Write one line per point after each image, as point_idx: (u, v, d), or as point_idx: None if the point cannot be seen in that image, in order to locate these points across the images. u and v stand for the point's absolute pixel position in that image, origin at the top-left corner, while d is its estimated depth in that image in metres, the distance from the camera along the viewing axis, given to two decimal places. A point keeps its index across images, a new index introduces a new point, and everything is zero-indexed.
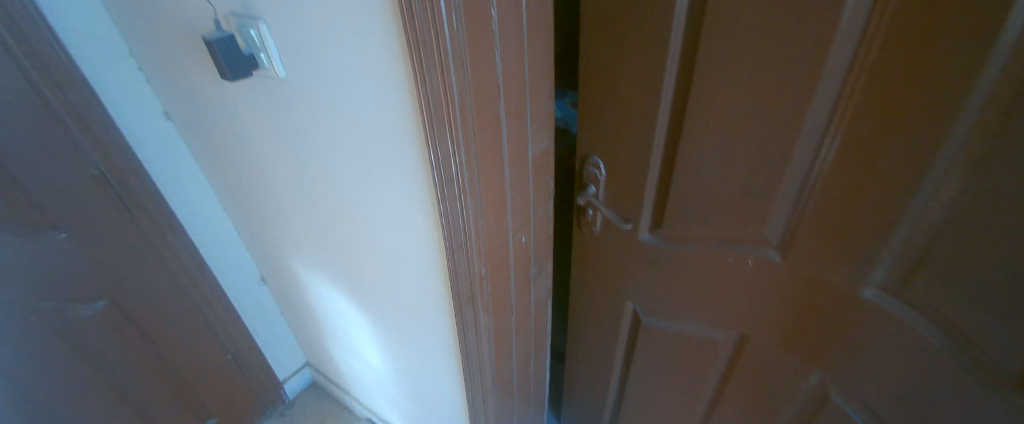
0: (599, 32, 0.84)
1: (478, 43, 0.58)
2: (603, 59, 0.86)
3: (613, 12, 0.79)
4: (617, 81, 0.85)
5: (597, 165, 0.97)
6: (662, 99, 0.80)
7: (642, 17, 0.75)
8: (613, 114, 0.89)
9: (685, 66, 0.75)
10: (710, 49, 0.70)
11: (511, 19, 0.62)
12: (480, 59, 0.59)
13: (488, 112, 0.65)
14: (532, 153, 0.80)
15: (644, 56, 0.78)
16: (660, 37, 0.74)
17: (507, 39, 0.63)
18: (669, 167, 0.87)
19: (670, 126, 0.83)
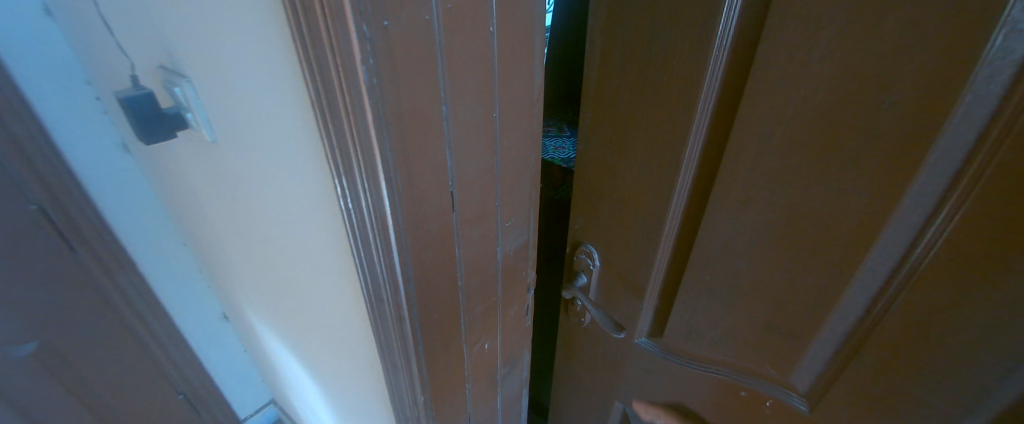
0: (602, 112, 0.68)
1: (423, 154, 0.44)
2: (603, 143, 0.70)
3: (619, 91, 0.63)
4: (619, 169, 0.69)
5: (590, 255, 0.82)
6: (671, 205, 0.63)
7: (656, 107, 0.59)
8: (613, 205, 0.73)
9: (704, 174, 0.58)
10: (738, 161, 0.53)
11: (475, 117, 0.48)
12: (427, 172, 0.45)
13: (437, 227, 0.50)
14: (500, 256, 0.64)
15: (653, 151, 0.62)
16: (674, 135, 0.58)
17: (471, 139, 0.49)
18: (676, 280, 0.70)
19: (681, 233, 0.66)
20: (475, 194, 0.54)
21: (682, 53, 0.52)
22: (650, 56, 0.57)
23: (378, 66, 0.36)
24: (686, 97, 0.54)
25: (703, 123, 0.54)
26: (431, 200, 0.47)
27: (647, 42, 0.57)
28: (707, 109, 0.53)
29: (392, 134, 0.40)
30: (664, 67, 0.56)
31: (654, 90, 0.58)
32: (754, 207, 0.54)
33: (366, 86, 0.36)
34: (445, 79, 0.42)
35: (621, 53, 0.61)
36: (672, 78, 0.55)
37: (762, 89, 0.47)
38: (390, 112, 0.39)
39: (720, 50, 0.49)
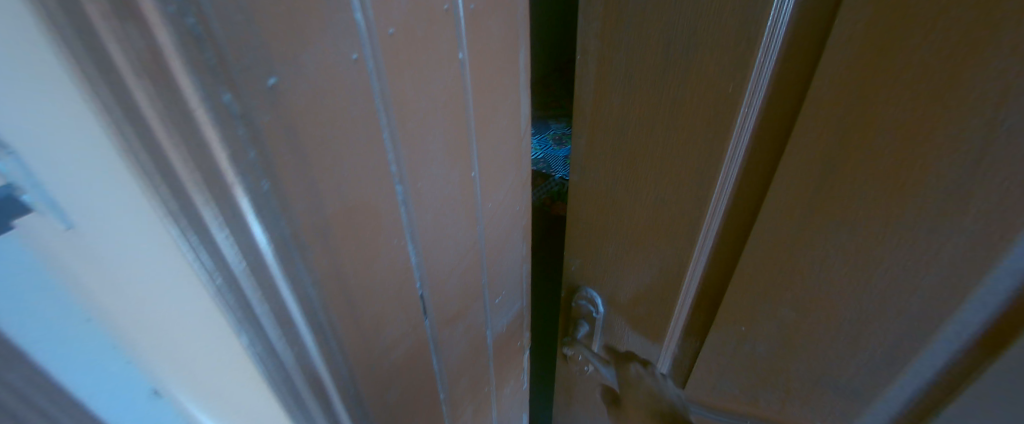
0: (593, 161, 0.44)
1: (373, 268, 0.27)
2: (594, 202, 0.47)
3: (621, 133, 0.40)
4: (608, 235, 0.49)
5: (592, 301, 0.56)
6: (682, 286, 0.45)
7: (661, 161, 0.39)
8: (604, 280, 0.53)
9: (733, 252, 0.40)
10: (790, 249, 0.35)
11: (446, 185, 0.33)
12: (381, 291, 0.29)
13: (408, 346, 0.34)
14: (492, 335, 0.50)
15: (656, 217, 0.43)
16: (691, 201, 0.39)
17: (444, 216, 0.34)
18: (687, 369, 0.52)
19: (702, 288, 0.45)
20: (454, 285, 0.38)
21: (711, 87, 0.33)
22: (668, 88, 0.35)
23: (269, 161, 0.19)
24: (704, 150, 0.36)
25: (729, 185, 0.37)
26: (392, 323, 0.31)
27: (665, 64, 0.34)
28: (734, 167, 0.36)
29: (315, 260, 0.23)
30: (680, 103, 0.35)
31: (663, 137, 0.38)
32: (824, 313, 0.36)
33: (248, 204, 0.19)
34: (396, 145, 0.27)
35: (628, 79, 0.37)
36: (689, 122, 0.35)
37: (816, 147, 0.30)
38: (306, 229, 0.22)
39: (756, 85, 0.31)
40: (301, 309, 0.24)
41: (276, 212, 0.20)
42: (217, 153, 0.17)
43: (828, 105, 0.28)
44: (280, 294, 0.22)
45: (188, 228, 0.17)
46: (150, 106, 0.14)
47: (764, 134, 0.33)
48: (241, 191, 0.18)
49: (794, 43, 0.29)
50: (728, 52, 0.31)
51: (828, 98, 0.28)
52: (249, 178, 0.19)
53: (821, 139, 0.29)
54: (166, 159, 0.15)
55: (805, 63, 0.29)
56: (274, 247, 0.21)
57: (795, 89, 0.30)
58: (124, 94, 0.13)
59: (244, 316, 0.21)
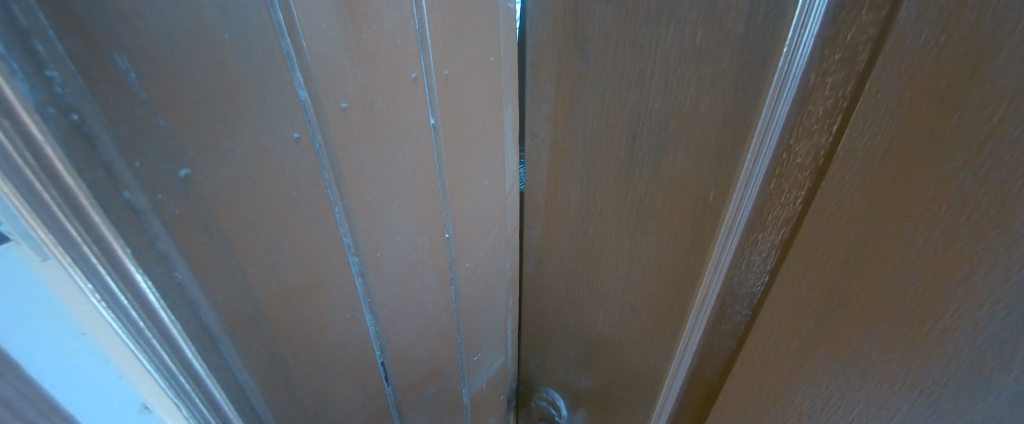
0: (555, 241, 0.47)
1: (319, 345, 0.26)
2: (561, 275, 0.49)
3: (585, 220, 0.42)
4: (587, 304, 0.48)
5: (553, 403, 0.61)
6: (669, 369, 0.43)
7: (648, 245, 0.38)
8: (581, 345, 0.53)
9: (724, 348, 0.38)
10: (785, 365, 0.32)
11: (414, 251, 0.31)
12: (329, 368, 0.27)
13: (365, 416, 0.33)
14: (469, 394, 0.48)
15: (632, 294, 0.43)
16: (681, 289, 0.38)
17: (411, 283, 0.32)
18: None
19: (708, 359, 0.40)
20: (424, 351, 0.36)
21: (698, 182, 0.32)
22: (640, 177, 0.35)
23: (187, 253, 0.18)
24: (692, 240, 0.34)
25: (730, 249, 0.33)
26: (342, 398, 0.30)
27: (629, 157, 0.35)
28: (729, 252, 0.33)
29: (245, 347, 0.22)
30: (647, 197, 0.36)
31: (636, 222, 0.38)
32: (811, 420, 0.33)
33: (160, 300, 0.17)
34: (351, 218, 0.25)
35: (586, 171, 0.39)
36: (671, 212, 0.35)
37: (813, 264, 0.28)
38: (232, 317, 0.20)
39: (746, 187, 0.29)
40: (230, 397, 0.22)
41: (194, 305, 0.19)
42: (120, 252, 0.15)
43: (831, 225, 0.26)
44: (203, 379, 0.20)
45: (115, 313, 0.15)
46: (57, 202, 0.13)
47: (759, 239, 0.31)
48: (152, 287, 0.17)
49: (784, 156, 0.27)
50: (706, 153, 0.30)
51: (831, 218, 0.25)
52: (159, 275, 0.17)
53: (821, 256, 0.27)
54: (81, 253, 0.14)
55: (796, 177, 0.27)
56: (193, 342, 0.19)
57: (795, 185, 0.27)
58: (27, 188, 0.12)
59: (180, 390, 0.19)
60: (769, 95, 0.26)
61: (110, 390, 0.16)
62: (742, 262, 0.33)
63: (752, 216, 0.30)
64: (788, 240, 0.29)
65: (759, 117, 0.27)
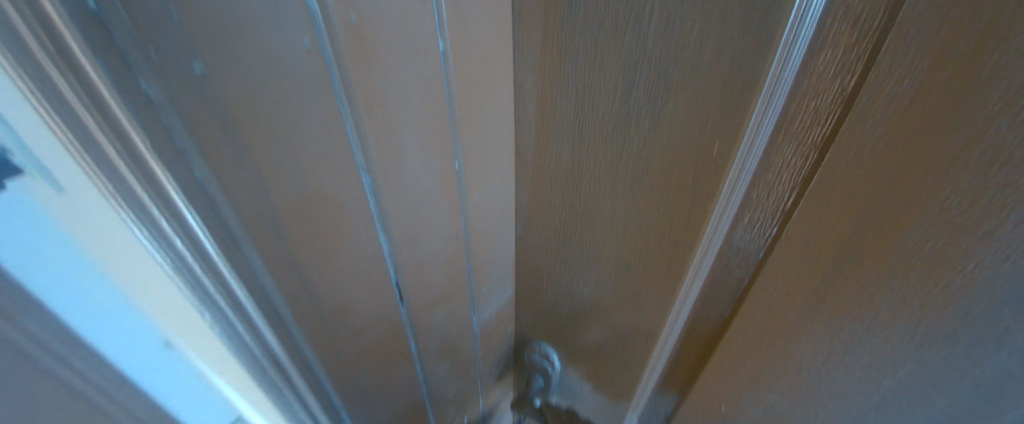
0: (544, 200, 0.46)
1: (336, 257, 0.28)
2: (550, 235, 0.49)
3: (575, 180, 0.42)
4: (578, 261, 0.49)
5: (546, 356, 0.64)
6: (667, 322, 0.45)
7: (649, 201, 0.39)
8: (571, 299, 0.54)
9: (722, 300, 0.39)
10: (783, 316, 0.34)
11: (425, 176, 0.32)
12: (346, 280, 0.30)
13: (381, 330, 0.36)
14: (477, 326, 0.51)
15: (627, 250, 0.44)
16: (684, 241, 0.39)
17: (420, 208, 0.33)
18: (670, 410, 0.51)
19: (711, 302, 0.40)
20: (435, 274, 0.39)
21: (701, 134, 0.32)
22: (639, 134, 0.35)
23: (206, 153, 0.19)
24: (696, 194, 0.35)
25: (740, 191, 0.32)
26: (359, 310, 0.32)
27: (626, 112, 0.35)
28: (739, 194, 0.33)
29: (264, 250, 0.23)
30: (644, 150, 0.36)
31: (633, 172, 0.38)
32: (811, 363, 0.34)
33: (181, 195, 0.18)
34: (363, 136, 0.26)
35: (575, 129, 0.38)
36: (674, 166, 0.35)
37: (824, 222, 0.28)
38: (250, 219, 0.22)
39: (753, 141, 0.29)
40: (252, 296, 0.24)
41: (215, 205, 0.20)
42: (139, 142, 0.16)
43: (842, 179, 0.25)
44: (228, 282, 0.22)
45: (133, 211, 0.17)
46: (73, 93, 0.14)
47: (761, 193, 0.31)
48: (172, 182, 0.18)
49: (795, 109, 0.26)
50: (712, 101, 0.30)
51: (843, 174, 0.25)
52: (180, 172, 0.18)
53: (831, 213, 0.27)
54: (95, 142, 0.15)
55: (816, 111, 0.25)
56: (215, 239, 0.20)
57: (815, 121, 0.25)
58: (44, 79, 0.13)
59: (204, 296, 0.21)
60: (787, 23, 0.24)
61: (127, 328, 0.17)
62: (748, 210, 0.33)
63: (758, 171, 0.30)
64: (796, 196, 0.29)
65: (771, 61, 0.26)
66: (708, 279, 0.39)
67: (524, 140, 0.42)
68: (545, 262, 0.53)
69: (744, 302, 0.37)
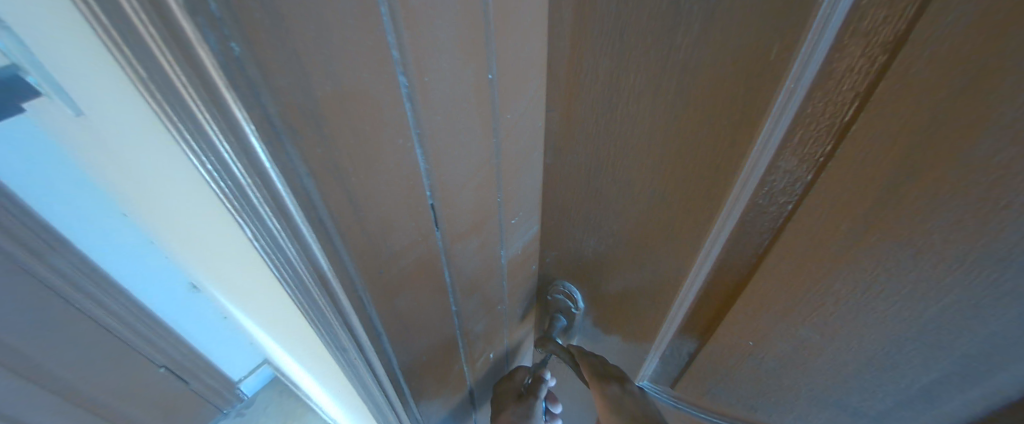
0: (575, 126, 0.44)
1: (376, 169, 0.26)
2: (580, 166, 0.48)
3: (612, 105, 0.40)
4: (611, 196, 0.48)
5: (570, 296, 0.65)
6: (700, 255, 0.45)
7: (691, 125, 0.37)
8: (598, 233, 0.54)
9: (765, 224, 0.39)
10: (834, 232, 0.35)
11: (457, 86, 0.30)
12: (386, 196, 0.28)
13: (419, 254, 0.35)
14: (504, 261, 0.50)
15: (662, 180, 0.42)
16: (727, 166, 0.37)
17: (455, 122, 0.31)
18: (700, 340, 0.53)
19: (751, 222, 0.40)
20: (467, 200, 0.37)
21: (758, 38, 0.29)
22: (687, 46, 0.32)
23: (241, 18, 0.16)
24: (745, 112, 0.33)
25: (796, 101, 0.31)
26: (398, 230, 0.31)
27: (674, 20, 0.31)
28: (794, 105, 0.31)
29: (308, 150, 0.22)
30: (691, 65, 0.33)
31: (676, 89, 0.35)
32: (850, 272, 0.36)
33: (218, 73, 0.17)
34: (398, 28, 0.23)
35: (614, 44, 0.35)
36: (723, 82, 0.32)
37: (887, 130, 0.28)
38: (292, 112, 0.20)
39: (813, 45, 0.27)
40: (297, 202, 0.23)
41: (253, 83, 0.18)
42: (171, 1, 0.14)
43: (916, 82, 0.25)
44: (274, 181, 0.21)
45: (170, 106, 0.17)
46: None
47: (819, 105, 0.30)
48: (211, 57, 0.16)
49: (865, 5, 0.24)
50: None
51: (917, 76, 0.24)
52: (214, 38, 0.16)
53: (898, 120, 0.27)
54: (122, 15, 0.14)
55: (891, 2, 0.23)
56: (257, 128, 0.19)
57: (890, 12, 0.23)
58: None
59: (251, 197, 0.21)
60: None
61: None
62: (804, 120, 0.31)
63: (817, 79, 0.29)
64: (860, 103, 0.28)
65: None
66: (748, 204, 0.39)
67: (559, 54, 0.39)
68: (569, 192, 0.52)
69: (790, 223, 0.37)
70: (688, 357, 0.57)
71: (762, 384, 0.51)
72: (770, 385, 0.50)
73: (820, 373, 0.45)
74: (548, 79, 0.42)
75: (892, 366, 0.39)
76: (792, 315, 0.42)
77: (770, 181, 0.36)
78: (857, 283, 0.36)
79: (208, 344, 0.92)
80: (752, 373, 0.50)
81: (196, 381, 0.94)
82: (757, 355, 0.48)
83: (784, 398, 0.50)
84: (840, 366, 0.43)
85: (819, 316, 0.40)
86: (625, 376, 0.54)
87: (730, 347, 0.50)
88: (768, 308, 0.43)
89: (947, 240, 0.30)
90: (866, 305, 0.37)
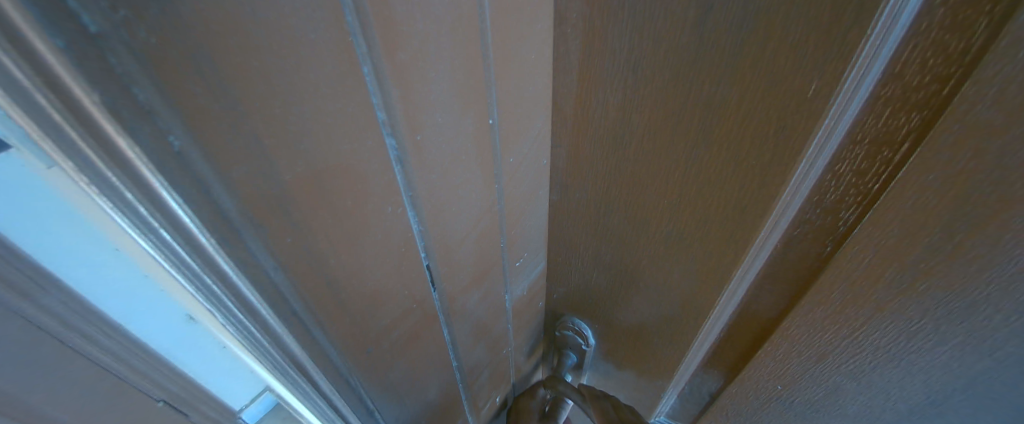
0: (584, 164, 0.41)
1: (362, 242, 0.23)
2: (588, 203, 0.44)
3: (624, 142, 0.36)
4: (627, 234, 0.44)
5: (580, 332, 0.62)
6: (724, 296, 0.42)
7: (714, 166, 0.33)
8: (611, 269, 0.50)
9: (794, 267, 0.36)
10: (875, 280, 0.31)
11: (457, 138, 0.27)
12: (374, 267, 0.25)
13: (417, 315, 0.32)
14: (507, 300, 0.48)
15: (682, 219, 0.39)
16: (753, 209, 0.34)
17: (454, 177, 0.28)
18: (722, 380, 0.49)
19: (784, 267, 0.36)
20: (467, 252, 0.35)
21: (794, 74, 0.25)
22: (709, 84, 0.28)
23: (181, 107, 0.13)
24: (774, 151, 0.30)
25: (834, 141, 0.27)
26: (389, 300, 0.28)
27: (693, 54, 0.28)
28: (831, 147, 0.28)
29: (277, 241, 0.18)
30: (716, 101, 0.29)
31: (700, 125, 0.31)
32: (891, 322, 0.32)
33: (155, 171, 0.13)
34: (388, 90, 0.20)
35: (626, 78, 0.31)
36: (751, 121, 0.29)
37: (944, 174, 0.24)
38: (256, 202, 0.17)
39: (855, 86, 0.24)
40: (264, 297, 0.19)
41: (200, 177, 0.14)
42: (81, 95, 0.11)
43: (979, 123, 0.21)
44: (233, 279, 0.17)
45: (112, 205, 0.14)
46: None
47: (862, 147, 0.27)
48: (141, 155, 0.13)
49: (920, 41, 0.21)
50: (816, 35, 0.23)
51: (982, 115, 0.21)
52: (146, 135, 0.13)
53: (954, 165, 0.24)
54: (39, 107, 0.11)
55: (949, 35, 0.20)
56: (206, 225, 0.15)
57: (946, 48, 0.20)
58: None
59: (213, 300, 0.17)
60: None
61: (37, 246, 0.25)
62: (843, 162, 0.28)
63: (859, 119, 0.25)
64: (912, 146, 0.24)
65: None
66: (777, 247, 0.36)
67: (566, 87, 0.35)
68: (577, 227, 0.48)
69: (824, 270, 0.34)
70: (710, 398, 0.53)
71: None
72: None
73: (852, 419, 0.41)
74: (554, 115, 0.38)
75: (933, 415, 0.36)
76: (825, 361, 0.38)
77: (806, 224, 0.33)
78: (901, 333, 0.33)
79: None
80: (779, 417, 0.47)
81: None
82: (785, 401, 0.44)
83: None
84: (878, 413, 0.39)
85: (854, 366, 0.37)
86: (640, 421, 0.49)
87: (757, 391, 0.46)
88: (799, 353, 0.39)
89: (1004, 292, 0.27)
90: (909, 356, 0.34)
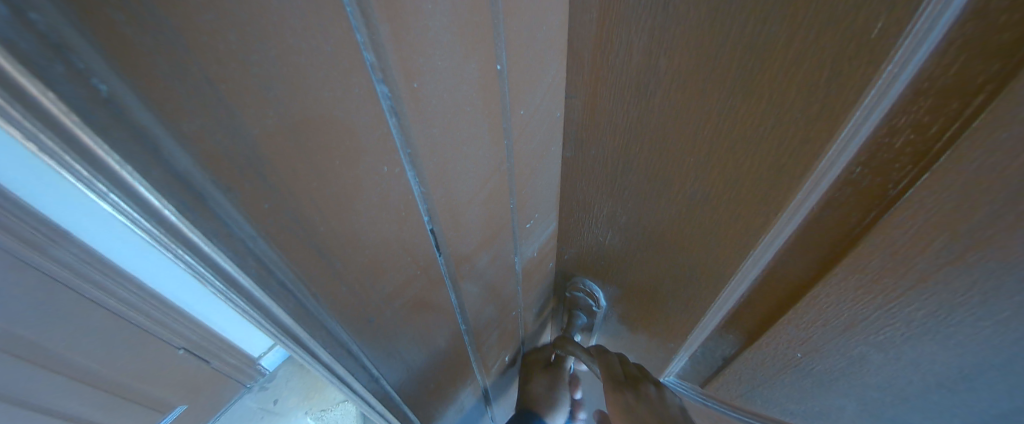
0: (601, 117, 0.37)
1: (356, 207, 0.21)
2: (605, 161, 0.41)
3: (648, 93, 0.32)
4: (646, 197, 0.42)
5: (591, 294, 0.61)
6: (747, 261, 0.39)
7: (752, 119, 0.29)
8: (625, 232, 0.48)
9: (829, 234, 0.33)
10: (921, 250, 0.28)
11: (459, 84, 0.23)
12: (372, 233, 0.23)
13: (422, 279, 0.31)
14: (517, 262, 0.47)
15: (708, 179, 0.36)
16: (793, 167, 0.30)
17: (457, 132, 0.25)
18: (736, 346, 0.48)
19: (817, 232, 0.34)
20: (474, 215, 0.32)
21: (858, 8, 0.21)
22: (757, 23, 0.24)
23: (106, 41, 0.10)
24: (823, 102, 0.26)
25: (893, 90, 0.23)
26: (389, 268, 0.26)
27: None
28: (889, 98, 0.24)
29: (250, 204, 0.17)
30: (756, 46, 0.25)
31: (738, 75, 0.27)
32: (933, 293, 0.30)
33: (85, 126, 0.11)
34: (374, 26, 0.16)
35: (655, 16, 0.27)
36: (799, 67, 0.25)
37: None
38: (219, 163, 0.14)
39: (930, 22, 0.20)
40: (244, 268, 0.18)
41: (141, 129, 0.12)
42: None
43: None
44: (201, 248, 0.16)
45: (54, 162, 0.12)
46: None
47: (930, 97, 0.23)
48: (64, 107, 0.10)
49: None
50: None
51: None
52: (64, 78, 0.10)
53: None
54: None
55: None
56: (157, 187, 0.13)
57: None
58: None
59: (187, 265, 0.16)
60: None
61: None
62: (906, 116, 0.24)
63: (929, 63, 0.21)
64: (985, 102, 0.20)
65: None
66: (814, 209, 0.32)
67: (584, 27, 0.31)
68: (591, 187, 0.46)
69: (862, 239, 0.30)
70: (723, 361, 0.52)
71: (805, 391, 0.47)
72: (813, 391, 0.46)
73: (875, 388, 0.41)
74: (569, 62, 0.34)
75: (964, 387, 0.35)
76: (853, 330, 0.36)
77: (849, 186, 0.29)
78: (943, 306, 0.30)
79: (194, 304, 0.85)
80: (793, 379, 0.46)
81: (210, 358, 0.93)
82: (804, 368, 0.44)
83: (824, 403, 0.47)
84: (901, 384, 0.38)
85: (884, 337, 0.35)
86: (645, 377, 0.50)
87: (774, 357, 0.45)
88: (825, 321, 0.38)
89: None
90: (945, 328, 0.32)
